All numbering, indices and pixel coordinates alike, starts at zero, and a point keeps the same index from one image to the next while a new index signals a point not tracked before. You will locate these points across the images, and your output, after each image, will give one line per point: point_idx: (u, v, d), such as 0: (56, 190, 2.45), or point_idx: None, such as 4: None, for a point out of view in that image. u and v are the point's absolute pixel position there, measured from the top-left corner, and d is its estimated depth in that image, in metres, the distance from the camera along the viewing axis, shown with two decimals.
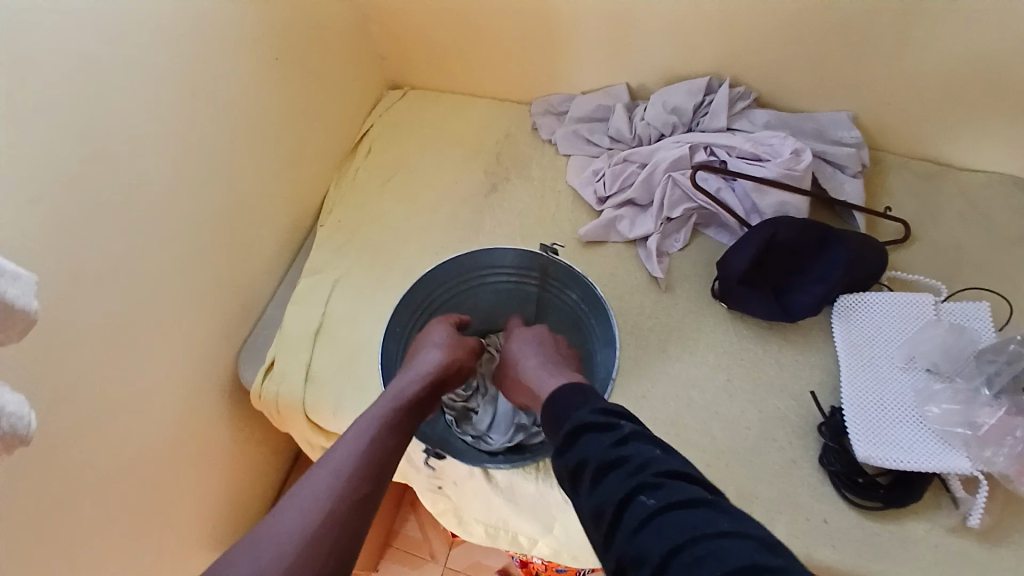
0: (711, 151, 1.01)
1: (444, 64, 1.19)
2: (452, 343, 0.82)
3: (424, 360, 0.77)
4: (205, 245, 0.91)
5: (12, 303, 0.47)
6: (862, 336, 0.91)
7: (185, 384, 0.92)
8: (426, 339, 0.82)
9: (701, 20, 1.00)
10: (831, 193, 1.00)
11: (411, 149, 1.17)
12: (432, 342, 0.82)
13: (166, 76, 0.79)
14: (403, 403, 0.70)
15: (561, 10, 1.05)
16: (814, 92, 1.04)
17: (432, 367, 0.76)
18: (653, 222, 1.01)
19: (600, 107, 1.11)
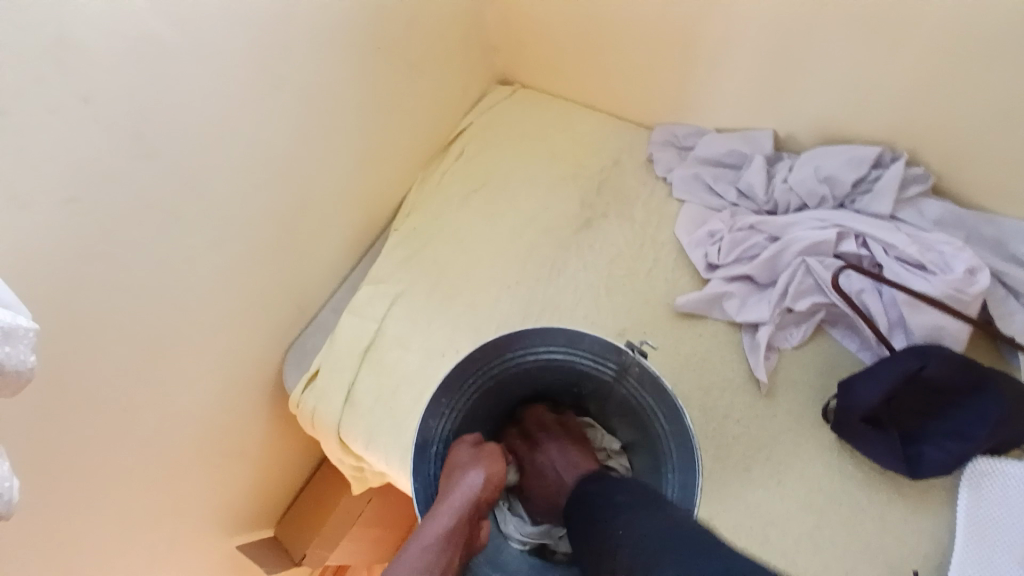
0: (861, 242, 0.86)
1: (561, 67, 1.05)
2: (484, 460, 0.72)
3: (456, 485, 0.68)
4: (268, 245, 0.84)
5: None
6: (992, 515, 0.77)
7: (227, 386, 0.87)
8: (455, 461, 0.72)
9: (886, 81, 0.80)
10: (995, 323, 0.84)
11: (504, 161, 1.05)
12: (461, 460, 0.72)
13: (252, 67, 0.70)
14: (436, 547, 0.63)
15: (711, 33, 0.87)
16: (1009, 190, 0.83)
17: (464, 496, 0.67)
18: (770, 309, 0.87)
19: (732, 152, 0.95)
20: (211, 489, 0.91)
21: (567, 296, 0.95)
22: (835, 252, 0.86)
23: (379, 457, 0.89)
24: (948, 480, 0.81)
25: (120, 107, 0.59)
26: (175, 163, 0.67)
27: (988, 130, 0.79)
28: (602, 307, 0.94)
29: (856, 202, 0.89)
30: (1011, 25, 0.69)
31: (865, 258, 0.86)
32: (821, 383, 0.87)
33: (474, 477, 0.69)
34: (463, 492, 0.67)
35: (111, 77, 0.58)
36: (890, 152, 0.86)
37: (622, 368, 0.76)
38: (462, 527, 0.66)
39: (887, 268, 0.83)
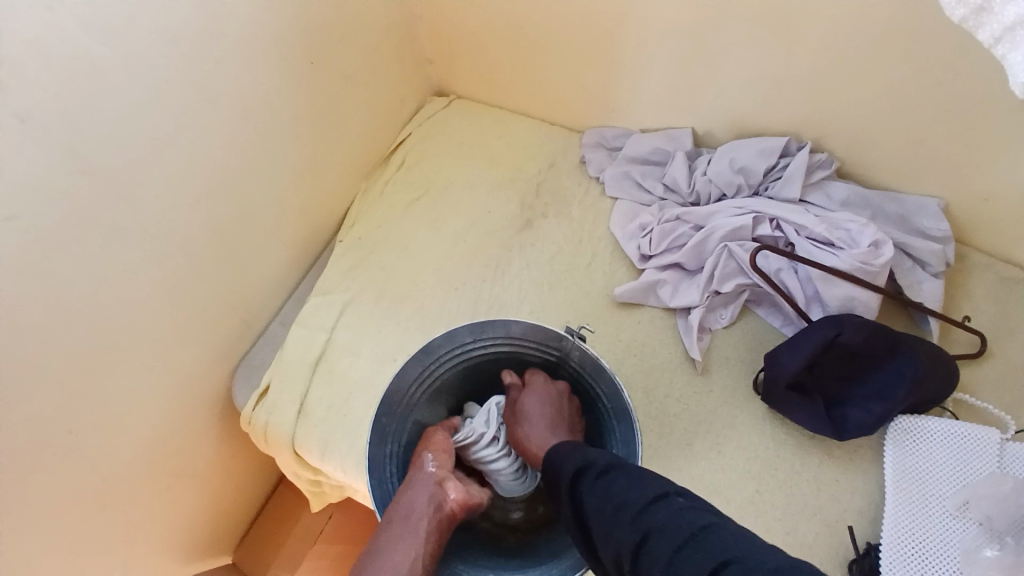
0: (776, 225, 0.93)
1: (495, 78, 1.10)
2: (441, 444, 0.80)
3: (419, 466, 0.76)
4: (212, 261, 0.84)
5: None
6: (916, 468, 0.84)
7: (176, 406, 0.86)
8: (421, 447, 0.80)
9: (787, 76, 0.88)
10: (906, 292, 0.92)
11: (444, 168, 1.09)
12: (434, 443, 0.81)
13: (187, 87, 0.72)
14: (401, 520, 0.72)
15: (629, 40, 0.93)
16: (903, 171, 0.92)
17: (420, 474, 0.76)
18: (699, 293, 0.93)
19: (656, 150, 1.01)
20: (161, 513, 0.90)
21: (513, 294, 0.98)
22: (753, 236, 0.93)
23: (336, 464, 0.90)
24: (872, 439, 0.88)
25: (49, 128, 0.60)
26: (106, 182, 0.67)
27: (879, 116, 0.87)
28: (546, 302, 0.98)
29: (769, 189, 0.96)
30: (888, 22, 0.77)
31: (779, 239, 0.93)
32: (751, 359, 0.93)
33: (431, 460, 0.77)
34: (417, 474, 0.76)
35: (39, 98, 0.58)
36: (795, 142, 0.95)
37: (564, 355, 0.80)
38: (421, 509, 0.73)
39: (800, 247, 0.91)
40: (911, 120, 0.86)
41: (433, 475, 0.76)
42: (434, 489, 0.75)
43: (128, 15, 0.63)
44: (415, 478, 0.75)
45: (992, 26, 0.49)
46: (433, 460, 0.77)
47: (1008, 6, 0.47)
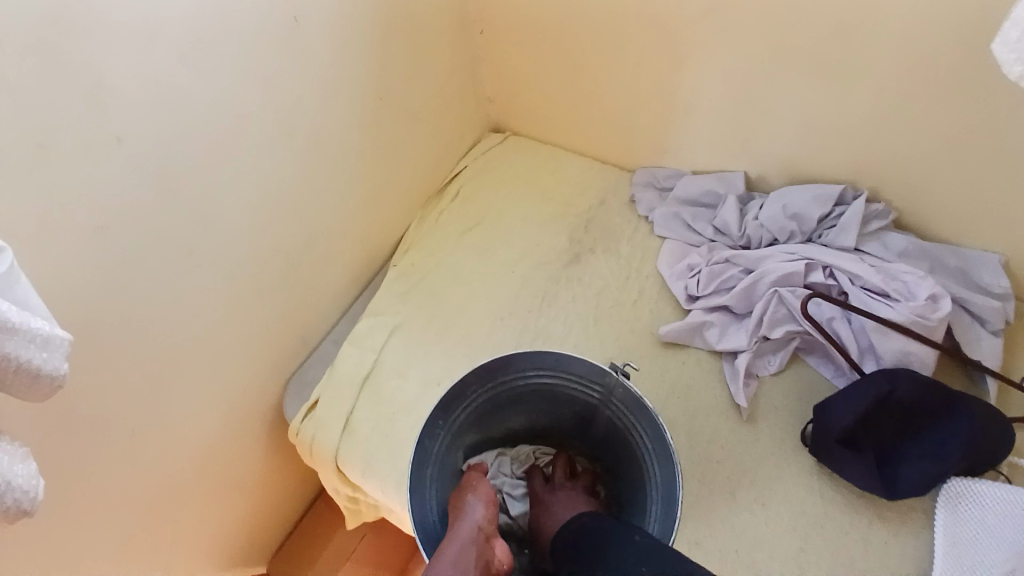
0: (829, 273, 0.92)
1: (552, 117, 1.14)
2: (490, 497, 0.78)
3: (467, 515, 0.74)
4: (276, 280, 0.89)
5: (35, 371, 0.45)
6: (968, 533, 0.80)
7: (230, 415, 0.90)
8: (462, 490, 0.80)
9: (845, 124, 0.88)
10: (965, 349, 0.89)
11: (497, 200, 1.12)
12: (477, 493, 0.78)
13: (269, 116, 0.77)
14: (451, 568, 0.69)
15: (686, 84, 0.95)
16: (966, 224, 0.90)
17: (468, 525, 0.73)
18: (747, 337, 0.92)
19: (708, 192, 1.02)
20: (204, 518, 0.93)
21: (558, 327, 0.99)
22: (805, 282, 0.92)
23: (375, 484, 0.92)
24: (926, 500, 0.84)
25: (142, 149, 0.65)
26: (187, 201, 0.72)
27: (941, 166, 0.86)
28: (591, 337, 0.98)
29: (822, 236, 0.95)
30: (952, 76, 0.77)
31: (833, 288, 0.92)
32: (799, 408, 0.91)
33: (478, 513, 0.74)
34: (465, 524, 0.73)
35: (135, 120, 0.63)
36: (852, 191, 0.94)
37: (607, 391, 0.81)
38: (467, 558, 0.70)
39: (854, 296, 0.90)
40: (975, 172, 0.85)
41: (481, 528, 0.73)
42: (483, 544, 0.72)
43: (224, 50, 0.69)
44: (462, 530, 0.72)
45: None
46: (479, 510, 0.75)
47: None
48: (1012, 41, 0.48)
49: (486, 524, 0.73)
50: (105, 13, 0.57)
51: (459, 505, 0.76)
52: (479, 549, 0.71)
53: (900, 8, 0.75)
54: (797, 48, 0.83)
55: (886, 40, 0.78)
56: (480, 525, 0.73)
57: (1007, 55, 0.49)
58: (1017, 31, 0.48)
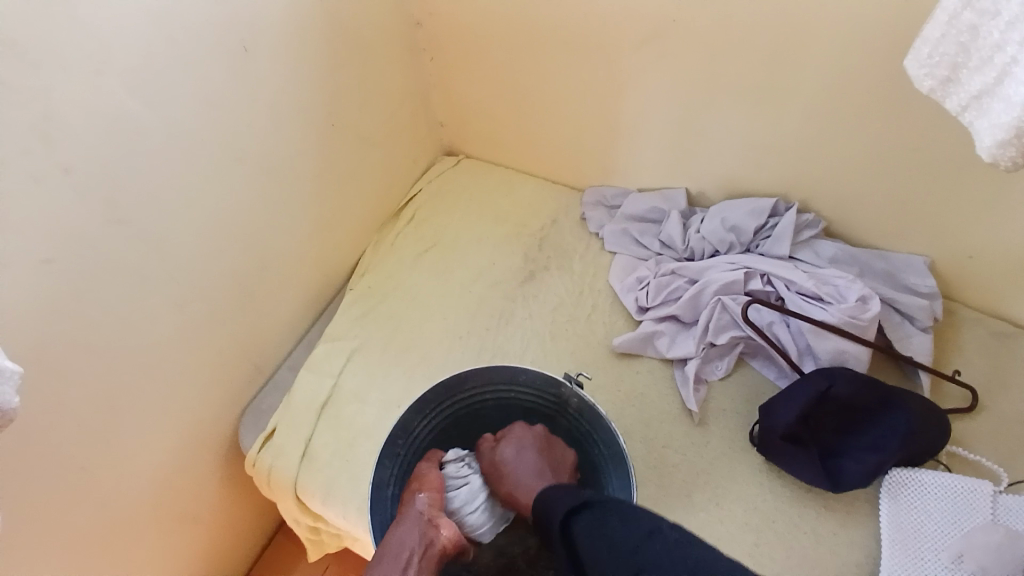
0: (767, 280, 0.97)
1: (502, 141, 1.18)
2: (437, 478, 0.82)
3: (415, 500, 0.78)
4: (231, 307, 0.89)
5: None
6: (909, 520, 0.85)
7: (183, 447, 0.88)
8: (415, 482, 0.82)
9: (774, 141, 0.95)
10: (896, 346, 0.95)
11: (452, 223, 1.14)
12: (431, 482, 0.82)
13: (221, 146, 0.78)
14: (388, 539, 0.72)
15: (627, 106, 1.01)
16: (887, 231, 0.98)
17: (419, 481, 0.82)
18: (695, 344, 0.96)
19: (653, 209, 1.07)
20: (157, 556, 0.90)
21: (515, 343, 1.02)
22: (746, 290, 0.97)
23: (337, 510, 0.91)
24: (869, 492, 0.89)
25: (92, 179, 0.65)
26: (138, 230, 0.72)
27: (861, 179, 0.94)
28: (547, 352, 1.01)
29: (760, 246, 1.01)
30: (863, 95, 0.85)
31: (771, 294, 0.97)
32: (747, 410, 0.95)
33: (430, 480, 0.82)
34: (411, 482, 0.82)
35: (85, 150, 0.64)
36: (784, 203, 1.01)
37: (563, 401, 0.84)
38: (406, 527, 0.73)
39: (790, 301, 0.95)
40: (891, 183, 0.92)
41: (424, 512, 0.76)
42: (427, 525, 0.75)
43: (176, 81, 0.70)
44: (408, 513, 0.74)
45: (959, 95, 0.54)
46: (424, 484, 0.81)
47: (975, 78, 0.52)
48: (924, 57, 0.54)
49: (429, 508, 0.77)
50: (54, 44, 0.58)
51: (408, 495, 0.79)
52: (422, 528, 0.73)
53: (814, 34, 0.81)
54: (726, 71, 0.90)
55: (804, 62, 0.85)
56: (422, 509, 0.76)
57: (919, 70, 0.55)
58: (927, 48, 0.54)
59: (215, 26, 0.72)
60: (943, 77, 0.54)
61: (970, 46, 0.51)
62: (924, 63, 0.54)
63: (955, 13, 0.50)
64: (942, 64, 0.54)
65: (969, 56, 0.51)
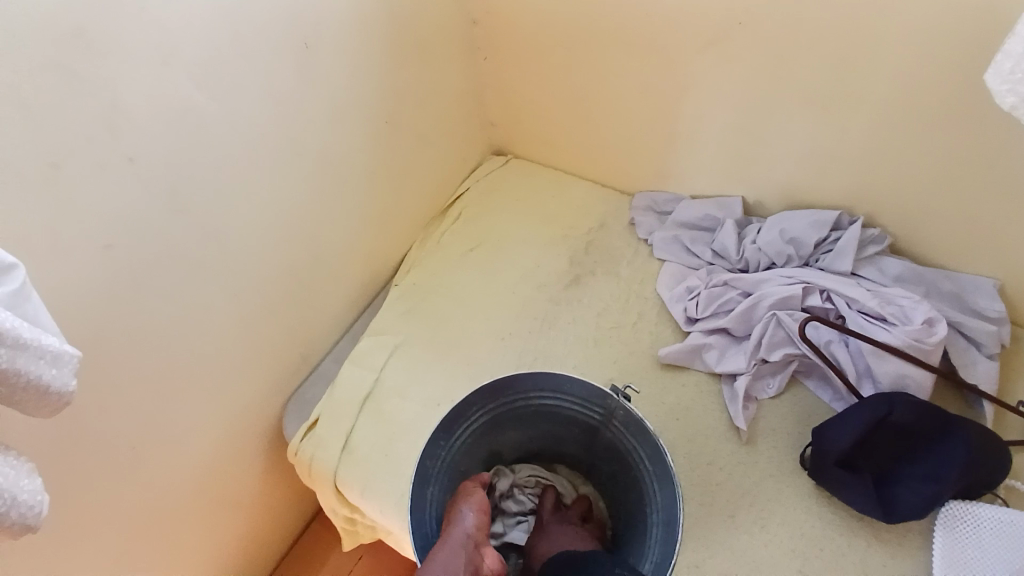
0: (826, 296, 0.93)
1: (553, 142, 1.16)
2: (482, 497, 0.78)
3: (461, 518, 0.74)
4: (281, 299, 0.90)
5: (46, 388, 0.48)
6: (967, 556, 0.80)
7: (228, 433, 0.90)
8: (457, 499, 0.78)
9: (840, 151, 0.91)
10: (960, 372, 0.90)
11: (499, 223, 1.13)
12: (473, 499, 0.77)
13: (279, 140, 0.79)
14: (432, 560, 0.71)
15: (685, 111, 0.98)
16: (959, 250, 0.92)
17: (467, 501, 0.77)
18: (746, 360, 0.93)
19: (708, 217, 1.04)
20: (199, 537, 0.92)
21: (558, 348, 1.00)
22: (803, 306, 0.93)
23: (374, 504, 0.91)
24: (925, 525, 0.84)
25: (154, 171, 0.67)
26: (196, 221, 0.73)
27: (934, 194, 0.89)
28: (590, 359, 0.99)
29: (820, 260, 0.97)
30: (942, 106, 0.80)
31: (830, 311, 0.93)
32: (798, 431, 0.91)
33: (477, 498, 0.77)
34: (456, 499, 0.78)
35: (148, 142, 0.65)
36: (848, 217, 0.96)
37: (610, 413, 0.82)
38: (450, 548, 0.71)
39: (851, 320, 0.91)
40: (967, 200, 0.87)
41: (471, 535, 0.73)
42: (472, 551, 0.72)
43: (240, 75, 0.71)
44: (453, 535, 0.72)
45: None
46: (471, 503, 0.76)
47: None
48: (1005, 72, 0.51)
49: (476, 531, 0.73)
50: (122, 39, 0.59)
51: (452, 511, 0.76)
52: (468, 555, 0.71)
53: (892, 41, 0.77)
54: (794, 77, 0.86)
55: (879, 69, 0.80)
56: (470, 532, 0.73)
57: (999, 86, 0.52)
58: (1009, 62, 0.51)
59: (280, 21, 0.72)
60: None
61: None
62: (1006, 78, 0.51)
63: None
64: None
65: None
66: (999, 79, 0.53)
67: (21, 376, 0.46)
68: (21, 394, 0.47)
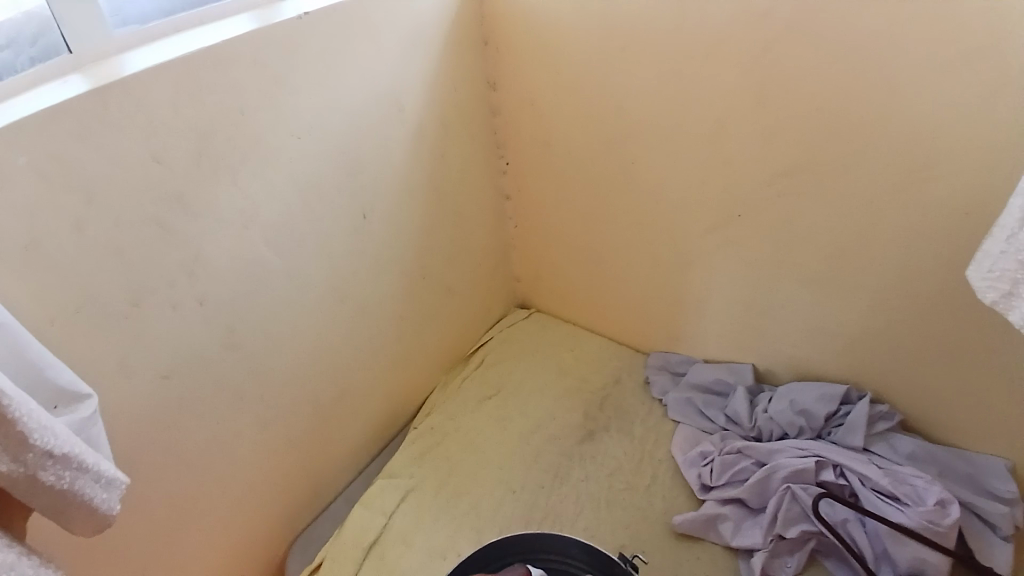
0: (839, 471, 0.93)
1: (572, 300, 1.25)
2: None
3: None
4: (305, 435, 0.94)
5: (95, 509, 0.52)
6: None
7: (228, 567, 0.90)
8: None
9: (840, 329, 0.97)
10: (977, 555, 0.87)
11: (517, 372, 1.19)
12: None
13: (327, 289, 0.88)
14: None
15: (693, 282, 1.07)
16: (969, 430, 0.94)
17: None
18: (762, 535, 0.91)
19: (719, 380, 1.08)
20: None
21: (569, 505, 1.00)
22: (817, 480, 0.93)
23: None
24: None
25: (219, 311, 0.76)
26: (244, 358, 0.80)
27: (936, 376, 0.92)
28: (602, 520, 0.98)
29: (831, 433, 0.98)
30: (931, 297, 0.86)
31: (845, 488, 0.92)
32: None
33: None
34: None
35: (220, 287, 0.75)
36: (855, 391, 1.00)
37: None
38: None
39: (865, 499, 0.90)
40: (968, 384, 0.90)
41: None
42: None
43: (303, 235, 0.82)
44: None
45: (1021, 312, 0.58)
46: None
47: None
48: (985, 271, 0.61)
49: None
50: (217, 204, 0.71)
51: None
52: None
53: (874, 238, 0.87)
54: (790, 262, 0.95)
55: (865, 260, 0.89)
56: None
57: (982, 281, 0.61)
58: (987, 263, 0.61)
59: (341, 194, 0.85)
60: (1002, 290, 0.59)
61: None
62: (986, 275, 0.60)
63: (1015, 233, 0.57)
64: (1001, 280, 0.59)
65: None
66: (982, 275, 0.62)
67: (77, 496, 0.50)
68: (71, 512, 0.51)
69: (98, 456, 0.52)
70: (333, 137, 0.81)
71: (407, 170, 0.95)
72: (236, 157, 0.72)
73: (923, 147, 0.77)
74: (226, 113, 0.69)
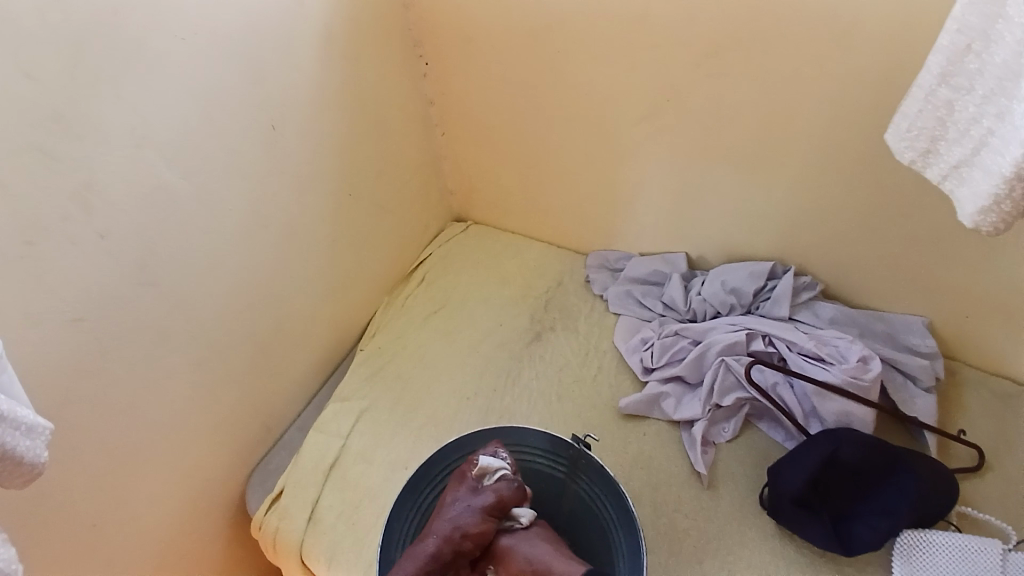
0: (769, 340, 0.99)
1: (508, 208, 1.24)
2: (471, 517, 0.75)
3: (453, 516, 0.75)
4: (246, 367, 0.91)
5: (19, 458, 0.48)
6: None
7: (187, 505, 0.89)
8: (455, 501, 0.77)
9: (766, 208, 1.00)
10: (901, 406, 0.96)
11: (460, 284, 1.18)
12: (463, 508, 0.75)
13: (246, 213, 0.83)
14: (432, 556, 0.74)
15: (626, 176, 1.07)
16: (881, 292, 1.01)
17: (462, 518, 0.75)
18: (701, 406, 0.97)
19: (655, 271, 1.12)
20: None
21: (522, 403, 1.03)
22: (748, 351, 0.99)
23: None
24: (880, 555, 0.87)
25: (125, 245, 0.70)
26: (165, 292, 0.76)
27: (852, 244, 0.98)
28: (554, 413, 1.02)
29: (760, 307, 1.04)
30: (847, 166, 0.90)
31: (773, 354, 0.99)
32: (756, 473, 0.95)
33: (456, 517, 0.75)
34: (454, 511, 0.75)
35: (120, 218, 0.69)
36: (781, 265, 1.05)
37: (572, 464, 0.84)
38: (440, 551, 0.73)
39: (793, 361, 0.97)
40: (881, 248, 0.96)
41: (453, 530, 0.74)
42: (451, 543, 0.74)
43: (209, 153, 0.76)
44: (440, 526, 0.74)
45: (939, 166, 0.61)
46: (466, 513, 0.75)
47: (951, 148, 0.59)
48: (903, 131, 0.62)
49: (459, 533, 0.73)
50: (102, 124, 0.64)
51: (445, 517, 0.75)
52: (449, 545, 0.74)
53: (795, 113, 0.88)
54: (717, 146, 0.96)
55: (788, 135, 0.91)
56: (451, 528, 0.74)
57: (900, 143, 0.63)
58: (905, 122, 0.62)
59: (246, 106, 0.79)
60: (921, 149, 0.62)
61: (946, 121, 0.59)
62: (906, 135, 0.62)
63: (931, 90, 0.59)
64: (920, 137, 0.61)
65: (946, 129, 0.59)
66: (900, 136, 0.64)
67: None
68: None
69: (14, 403, 0.48)
70: (227, 38, 0.73)
71: (319, 75, 0.88)
72: (116, 66, 0.64)
73: (845, 8, 0.76)
74: (100, 14, 0.61)
